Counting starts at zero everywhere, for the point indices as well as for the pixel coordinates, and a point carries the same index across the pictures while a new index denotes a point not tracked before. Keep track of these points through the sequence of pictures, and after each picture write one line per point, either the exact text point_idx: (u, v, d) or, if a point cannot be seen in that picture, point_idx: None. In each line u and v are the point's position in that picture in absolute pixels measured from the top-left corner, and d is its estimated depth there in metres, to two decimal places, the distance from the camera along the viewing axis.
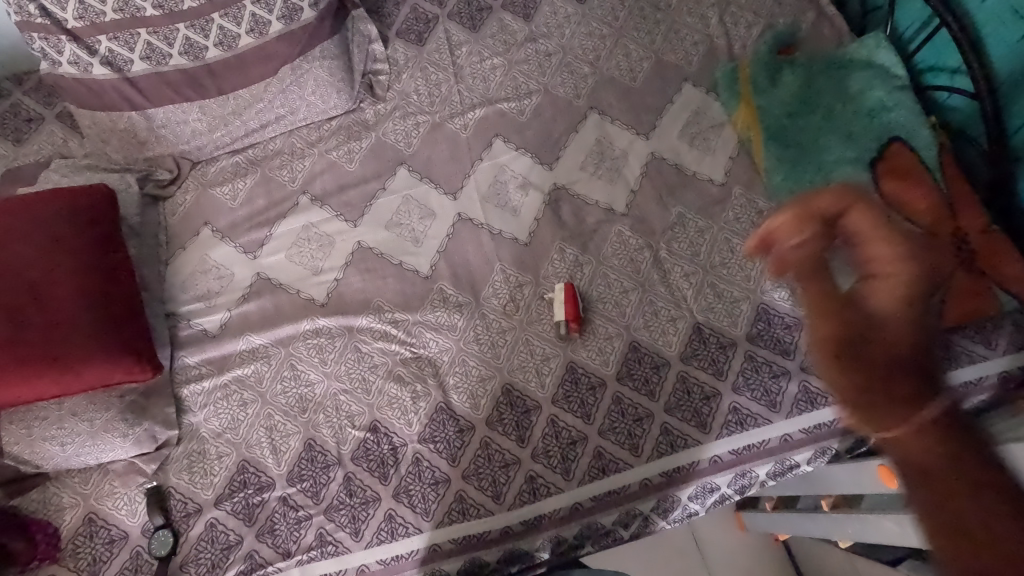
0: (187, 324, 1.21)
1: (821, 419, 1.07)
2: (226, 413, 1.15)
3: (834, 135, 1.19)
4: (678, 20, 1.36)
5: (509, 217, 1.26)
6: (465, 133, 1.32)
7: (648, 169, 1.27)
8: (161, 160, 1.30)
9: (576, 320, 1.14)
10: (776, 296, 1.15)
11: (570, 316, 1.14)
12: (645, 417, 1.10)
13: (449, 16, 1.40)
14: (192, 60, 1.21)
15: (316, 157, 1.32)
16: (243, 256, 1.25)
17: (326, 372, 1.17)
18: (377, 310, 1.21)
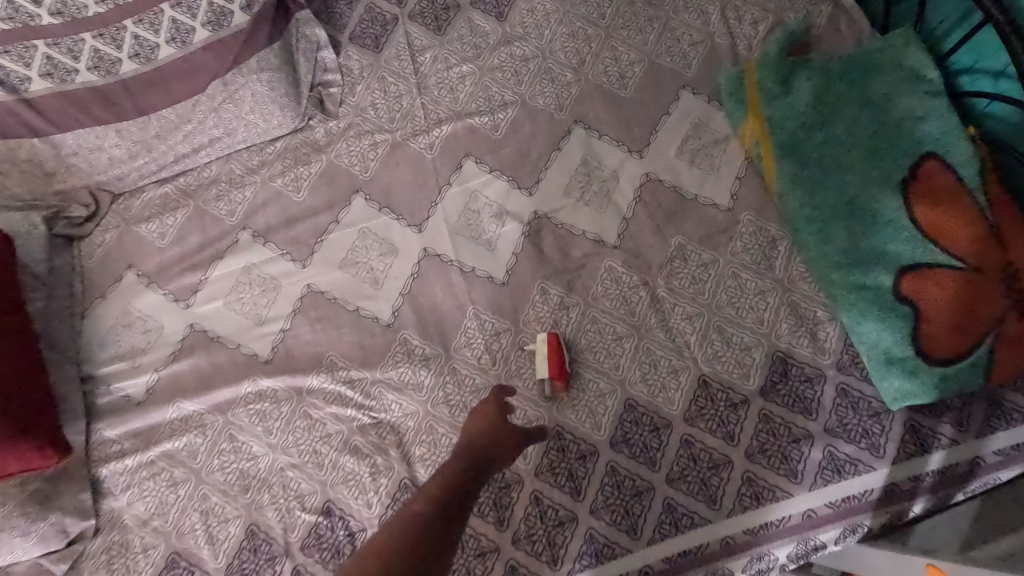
0: (107, 389, 1.03)
1: (850, 491, 0.91)
2: (153, 496, 0.98)
3: (858, 152, 1.01)
4: (673, 17, 1.18)
5: (483, 253, 1.09)
6: (431, 154, 1.14)
7: (642, 193, 1.09)
8: (74, 194, 1.10)
9: (563, 379, 0.98)
10: (794, 343, 0.98)
11: (557, 375, 0.98)
12: (644, 491, 0.94)
13: (410, 16, 1.21)
14: (104, 75, 1.03)
15: (259, 185, 1.13)
16: (174, 304, 1.08)
17: (271, 443, 1.00)
18: (330, 367, 1.03)
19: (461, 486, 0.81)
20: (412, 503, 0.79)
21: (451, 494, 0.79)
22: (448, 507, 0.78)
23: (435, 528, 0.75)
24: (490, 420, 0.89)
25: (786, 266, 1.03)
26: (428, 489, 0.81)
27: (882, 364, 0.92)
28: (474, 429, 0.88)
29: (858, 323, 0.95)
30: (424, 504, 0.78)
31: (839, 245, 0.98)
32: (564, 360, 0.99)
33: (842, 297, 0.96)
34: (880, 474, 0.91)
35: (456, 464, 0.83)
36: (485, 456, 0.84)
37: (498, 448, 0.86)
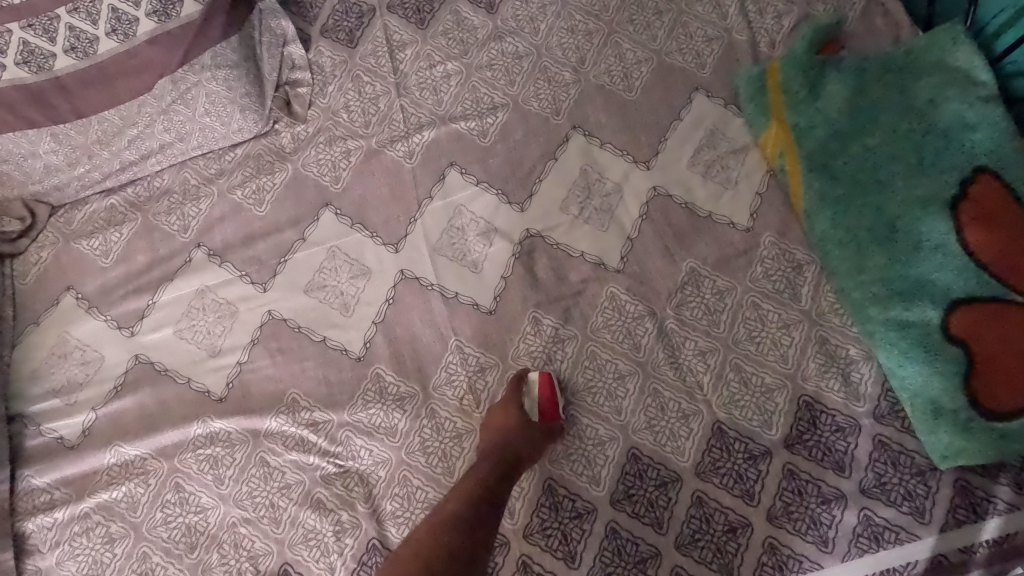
0: (36, 430, 0.90)
1: (890, 564, 0.78)
2: (86, 555, 0.85)
3: (897, 166, 0.89)
4: (684, 10, 1.05)
5: (468, 276, 0.96)
6: (410, 162, 1.01)
7: (649, 210, 0.96)
8: (8, 206, 0.98)
9: (553, 422, 0.85)
10: (824, 385, 0.85)
11: (545, 416, 0.85)
12: (650, 558, 0.81)
13: (389, 7, 1.07)
14: (35, 71, 0.89)
15: (216, 197, 1.00)
16: (117, 333, 0.95)
17: (223, 494, 0.88)
18: (292, 406, 0.91)
19: (489, 493, 0.74)
20: (441, 505, 0.73)
21: (482, 497, 0.73)
22: (479, 512, 0.72)
23: (471, 531, 0.70)
24: (510, 416, 0.82)
25: (813, 296, 0.89)
26: (452, 495, 0.74)
27: (929, 416, 0.79)
28: (495, 426, 0.82)
29: (899, 365, 0.82)
30: (454, 508, 0.72)
31: (876, 273, 0.85)
32: (555, 401, 0.87)
33: (880, 335, 0.84)
34: (925, 544, 0.78)
35: (479, 467, 0.77)
36: (514, 457, 0.79)
37: (522, 448, 0.80)
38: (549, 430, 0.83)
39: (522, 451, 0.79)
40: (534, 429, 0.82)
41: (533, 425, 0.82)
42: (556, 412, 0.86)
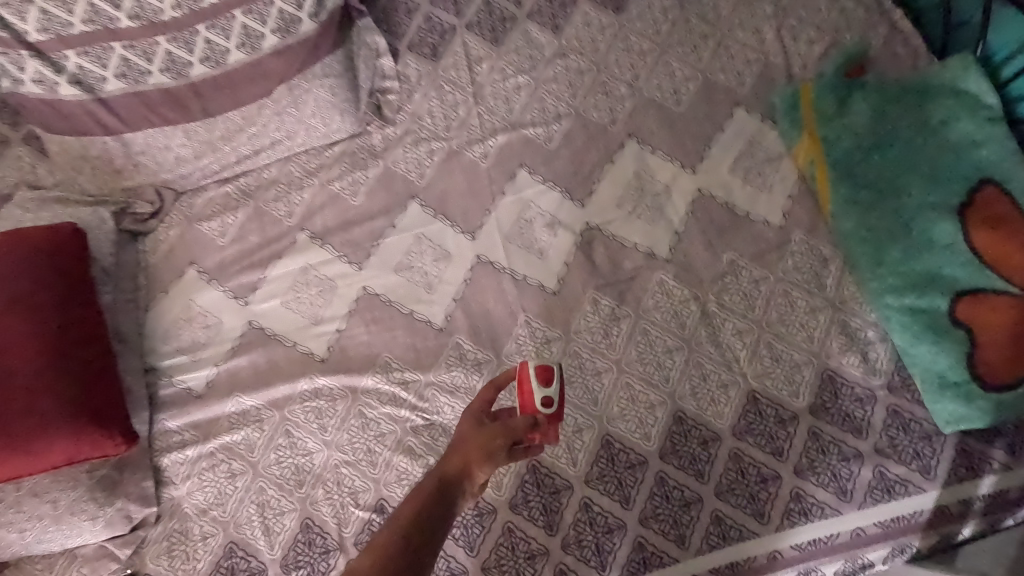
0: (168, 381, 1.06)
1: (899, 512, 0.92)
2: (212, 487, 1.01)
3: (914, 175, 1.02)
4: (727, 35, 1.20)
5: (536, 261, 1.11)
6: (485, 162, 1.16)
7: (694, 208, 1.11)
8: (140, 191, 1.14)
9: (528, 415, 0.83)
10: (846, 362, 0.99)
11: (525, 409, 0.85)
12: (693, 502, 0.96)
13: (468, 26, 1.22)
14: (176, 78, 1.04)
15: (317, 188, 1.16)
16: (233, 301, 1.11)
17: (326, 440, 1.03)
18: (385, 368, 1.06)
19: (432, 502, 0.75)
20: (396, 511, 0.75)
21: (433, 503, 0.75)
22: (431, 516, 0.74)
23: (416, 532, 0.71)
24: (471, 422, 0.84)
25: (838, 285, 1.03)
26: (408, 503, 0.75)
27: (936, 388, 0.93)
28: (460, 433, 0.83)
29: (912, 345, 0.96)
30: (407, 513, 0.73)
31: (893, 267, 0.99)
32: (533, 390, 0.84)
33: (896, 319, 0.97)
34: (929, 496, 0.92)
35: (434, 476, 0.78)
36: (467, 462, 0.79)
37: (480, 449, 0.80)
38: (515, 427, 0.81)
39: (481, 453, 0.79)
40: (493, 428, 0.81)
41: (492, 425, 0.82)
42: (533, 403, 0.84)
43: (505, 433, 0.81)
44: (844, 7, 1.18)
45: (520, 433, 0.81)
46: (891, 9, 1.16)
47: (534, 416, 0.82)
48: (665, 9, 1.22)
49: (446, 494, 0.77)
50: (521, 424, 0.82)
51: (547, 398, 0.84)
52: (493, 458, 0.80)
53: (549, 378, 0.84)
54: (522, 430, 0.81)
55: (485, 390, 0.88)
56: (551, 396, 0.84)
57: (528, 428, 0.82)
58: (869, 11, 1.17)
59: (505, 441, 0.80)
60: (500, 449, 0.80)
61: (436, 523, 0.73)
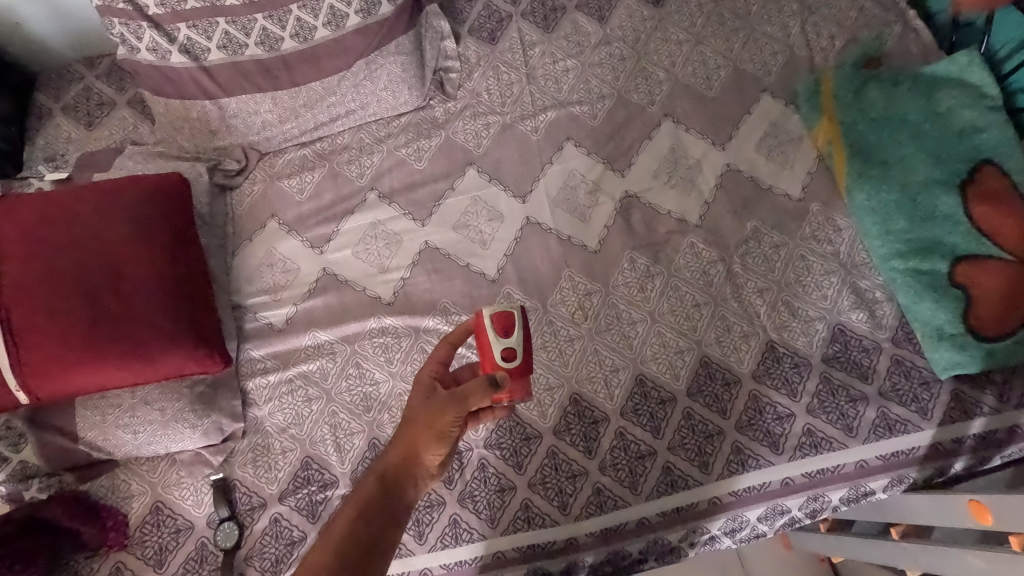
0: (253, 317, 1.21)
1: (898, 447, 1.04)
2: (291, 409, 1.15)
3: (921, 155, 1.15)
4: (757, 28, 1.33)
5: (579, 223, 1.24)
6: (536, 135, 1.30)
7: (723, 180, 1.24)
8: (230, 151, 1.29)
9: (489, 372, 0.86)
10: (855, 318, 1.12)
11: (487, 365, 0.88)
12: (716, 434, 1.08)
13: (523, 15, 1.37)
14: (268, 51, 1.19)
15: (385, 154, 1.30)
16: (310, 250, 1.25)
17: (392, 372, 1.16)
18: (444, 312, 1.19)
19: (389, 484, 0.85)
20: (354, 494, 0.85)
21: (385, 488, 0.85)
22: (383, 503, 0.84)
23: (369, 522, 0.81)
24: (422, 395, 0.87)
25: (849, 252, 1.16)
26: (362, 490, 0.85)
27: (935, 339, 1.06)
28: (411, 406, 0.88)
29: (914, 302, 1.08)
30: (362, 499, 0.83)
31: (900, 235, 1.12)
32: (491, 342, 0.87)
33: (901, 280, 1.10)
34: (926, 434, 1.04)
35: (386, 459, 0.87)
36: (418, 441, 0.86)
37: (429, 426, 0.85)
38: (466, 396, 0.83)
39: (430, 430, 0.85)
40: (441, 403, 0.84)
41: (442, 398, 0.84)
42: (494, 358, 0.87)
43: (454, 406, 0.83)
44: (864, 7, 1.31)
45: (473, 401, 0.83)
46: (906, 9, 1.29)
47: (491, 376, 0.83)
48: (701, 4, 1.36)
49: (398, 475, 0.86)
50: (475, 390, 0.83)
51: (508, 351, 0.87)
52: (444, 434, 0.86)
53: (507, 328, 0.87)
54: (475, 399, 0.83)
55: (440, 351, 0.89)
56: (513, 346, 0.87)
57: (482, 393, 0.83)
58: (886, 10, 1.30)
59: (454, 415, 0.84)
60: (450, 425, 0.85)
61: (389, 507, 0.84)
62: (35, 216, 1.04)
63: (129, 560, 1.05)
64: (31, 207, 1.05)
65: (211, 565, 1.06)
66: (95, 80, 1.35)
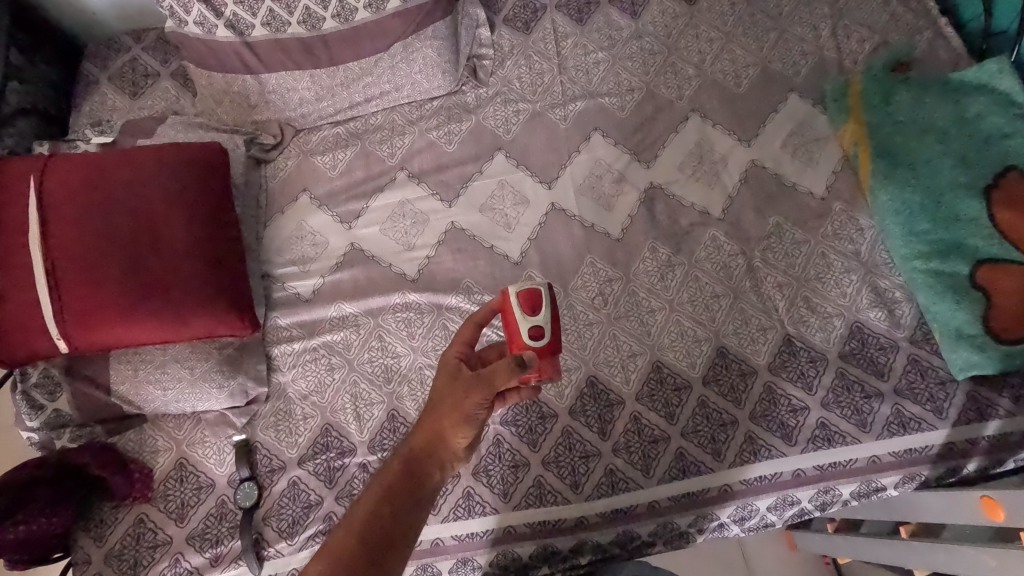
0: (282, 287, 1.25)
1: (911, 444, 1.05)
2: (313, 376, 1.18)
3: (947, 159, 1.16)
4: (787, 29, 1.35)
5: (603, 211, 1.26)
6: (565, 124, 1.32)
7: (747, 176, 1.26)
8: (267, 125, 1.34)
9: (518, 351, 0.87)
10: (873, 316, 1.13)
11: (515, 344, 0.88)
12: (730, 423, 1.10)
13: (557, 7, 1.40)
14: (309, 29, 1.24)
15: (417, 135, 1.33)
16: (339, 225, 1.28)
17: (413, 346, 1.18)
18: (466, 291, 1.21)
19: (412, 469, 0.84)
20: (379, 476, 0.84)
21: (410, 471, 0.84)
22: (407, 487, 0.83)
23: (394, 505, 0.81)
24: (448, 377, 0.86)
25: (870, 251, 1.18)
26: (387, 473, 0.84)
27: (954, 339, 1.06)
28: (437, 388, 0.87)
29: (934, 302, 1.09)
30: (386, 481, 0.83)
31: (923, 236, 1.13)
32: (518, 321, 0.87)
33: (921, 280, 1.11)
34: (940, 433, 1.05)
35: (411, 442, 0.86)
36: (443, 424, 0.85)
37: (455, 410, 0.84)
38: (493, 377, 0.83)
39: (455, 414, 0.84)
40: (468, 386, 0.83)
41: (468, 380, 0.84)
42: (522, 337, 0.87)
43: (480, 388, 0.83)
44: (895, 12, 1.33)
45: (499, 382, 0.83)
46: (937, 16, 1.30)
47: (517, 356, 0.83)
48: (733, 3, 1.38)
49: (423, 458, 0.85)
50: (501, 370, 0.83)
51: (535, 329, 0.87)
52: (469, 417, 0.85)
53: (534, 306, 0.87)
54: (502, 380, 0.83)
55: (466, 332, 0.90)
56: (540, 324, 0.87)
57: (510, 375, 0.83)
58: (917, 17, 1.31)
59: (480, 398, 0.83)
60: (476, 407, 0.84)
61: (414, 493, 0.83)
62: (82, 174, 1.08)
63: (152, 512, 1.09)
64: (79, 166, 1.09)
65: (229, 522, 1.08)
66: (141, 52, 1.40)
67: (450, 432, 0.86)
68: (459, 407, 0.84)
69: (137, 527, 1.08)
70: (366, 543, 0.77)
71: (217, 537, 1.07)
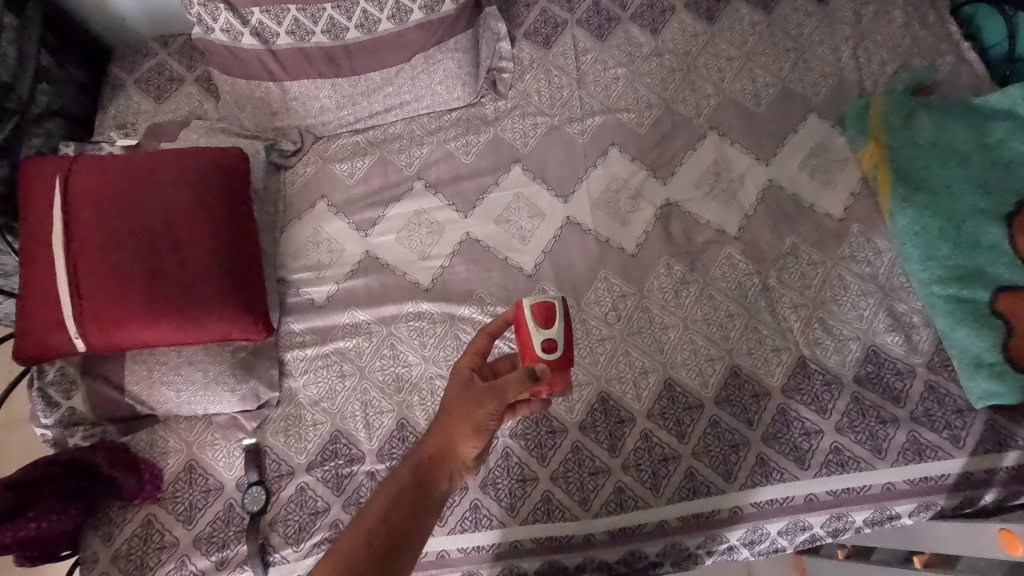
0: (296, 292, 1.25)
1: (927, 472, 1.03)
2: (325, 382, 1.18)
3: (968, 184, 1.15)
4: (808, 50, 1.35)
5: (618, 226, 1.26)
6: (582, 138, 1.33)
7: (764, 195, 1.25)
8: (287, 132, 1.35)
9: (530, 363, 0.86)
10: (890, 340, 1.12)
11: (527, 356, 0.88)
12: (741, 444, 1.08)
13: (578, 22, 1.42)
14: (333, 39, 1.25)
15: (435, 146, 1.34)
16: (355, 233, 1.29)
17: (425, 355, 1.18)
18: (479, 302, 1.21)
19: (421, 478, 0.83)
20: (387, 483, 0.83)
21: (420, 479, 0.83)
22: (416, 495, 0.82)
23: (403, 513, 0.80)
24: (460, 386, 0.86)
25: (888, 275, 1.17)
26: (396, 480, 0.83)
27: (972, 367, 1.05)
28: (449, 397, 0.86)
29: (953, 328, 1.08)
30: (395, 487, 0.82)
31: (942, 261, 1.12)
32: (531, 333, 0.87)
33: (940, 305, 1.10)
34: (957, 462, 1.03)
35: (421, 450, 0.85)
36: (453, 434, 0.84)
37: (466, 419, 0.83)
38: (506, 388, 0.82)
39: (466, 423, 0.84)
40: (479, 396, 0.83)
41: (480, 390, 0.83)
42: (535, 350, 0.87)
43: (492, 399, 0.82)
44: (917, 36, 1.32)
45: (511, 393, 0.82)
46: (959, 41, 1.30)
47: (530, 369, 0.82)
48: (753, 23, 1.39)
49: (432, 467, 0.84)
50: (514, 382, 0.82)
51: (548, 342, 0.87)
52: (480, 427, 0.84)
53: (548, 319, 0.87)
54: (513, 391, 0.82)
55: (479, 342, 0.90)
56: (553, 338, 0.87)
57: (520, 386, 0.82)
58: (939, 41, 1.31)
59: (492, 408, 0.83)
60: (487, 417, 0.84)
61: (422, 502, 0.82)
62: (107, 176, 1.10)
63: (160, 514, 1.10)
64: (104, 169, 1.11)
65: (236, 526, 1.08)
66: (168, 57, 1.42)
67: (460, 442, 0.85)
68: (470, 417, 0.83)
69: (145, 528, 1.09)
70: (373, 549, 0.75)
71: (223, 540, 1.07)
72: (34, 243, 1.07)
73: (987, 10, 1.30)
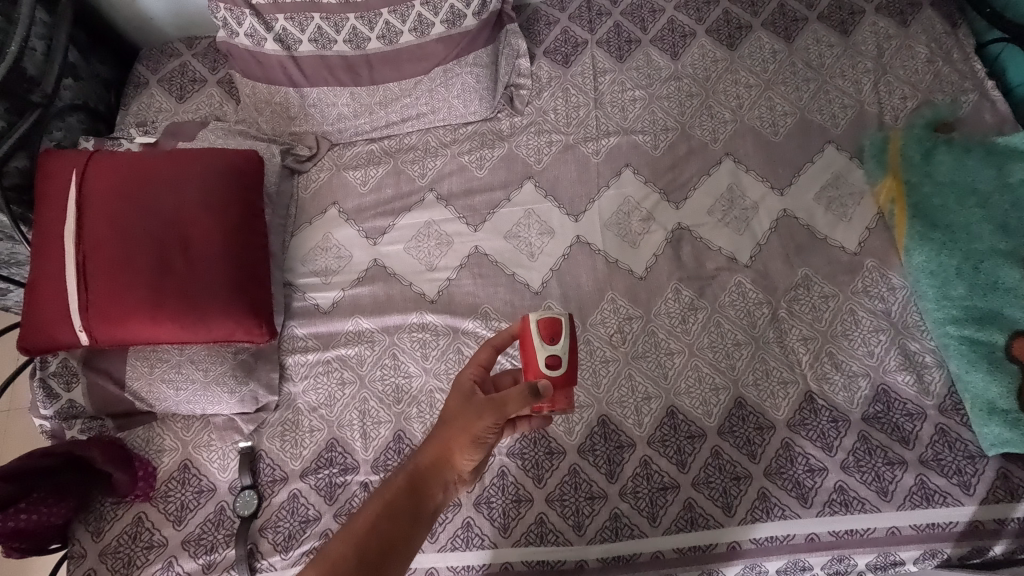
0: (302, 296, 1.25)
1: (934, 518, 1.00)
2: (324, 389, 1.17)
3: (987, 224, 1.13)
4: (828, 81, 1.34)
5: (627, 248, 1.25)
6: (597, 158, 1.32)
7: (778, 225, 1.24)
8: (304, 137, 1.37)
9: (533, 379, 0.85)
10: (901, 379, 1.09)
11: (531, 371, 0.87)
12: (743, 477, 1.05)
13: (598, 43, 1.43)
14: (354, 48, 1.27)
15: (448, 158, 1.35)
16: (364, 240, 1.30)
17: (426, 367, 1.17)
18: (484, 316, 1.20)
19: (415, 487, 0.81)
20: (380, 490, 0.81)
21: (413, 489, 0.80)
22: (408, 505, 0.79)
23: (394, 522, 0.77)
24: (461, 397, 0.85)
25: (901, 312, 1.15)
26: (390, 487, 0.81)
27: (985, 412, 1.03)
28: (449, 407, 0.84)
29: (966, 371, 1.06)
30: (388, 495, 0.79)
31: (958, 301, 1.10)
32: (536, 348, 0.86)
33: (954, 347, 1.08)
34: (967, 509, 1.00)
35: (416, 459, 0.83)
36: (451, 444, 0.82)
37: (465, 431, 0.82)
38: (506, 402, 0.80)
39: (465, 435, 0.82)
40: (480, 408, 0.81)
41: (481, 402, 0.81)
42: (538, 365, 0.86)
43: (492, 412, 0.80)
44: (940, 71, 1.31)
45: (512, 408, 0.80)
46: (983, 80, 1.29)
47: (533, 384, 0.81)
48: (774, 51, 1.38)
49: (428, 476, 0.82)
50: (515, 397, 0.80)
51: (552, 358, 0.85)
52: (478, 439, 0.82)
53: (553, 335, 0.86)
54: (514, 406, 0.80)
55: (482, 354, 0.89)
56: (558, 354, 0.86)
57: (521, 401, 0.80)
58: (962, 78, 1.30)
59: (491, 421, 0.81)
60: (486, 430, 0.82)
61: (415, 512, 0.79)
62: (121, 172, 1.11)
63: (151, 512, 1.09)
64: (121, 163, 1.12)
65: (226, 530, 1.07)
66: (192, 59, 1.45)
67: (457, 452, 0.83)
68: (469, 427, 0.81)
69: (135, 526, 1.08)
70: (363, 556, 0.73)
71: (211, 544, 1.06)
72: (46, 235, 1.09)
73: (1013, 49, 1.29)
